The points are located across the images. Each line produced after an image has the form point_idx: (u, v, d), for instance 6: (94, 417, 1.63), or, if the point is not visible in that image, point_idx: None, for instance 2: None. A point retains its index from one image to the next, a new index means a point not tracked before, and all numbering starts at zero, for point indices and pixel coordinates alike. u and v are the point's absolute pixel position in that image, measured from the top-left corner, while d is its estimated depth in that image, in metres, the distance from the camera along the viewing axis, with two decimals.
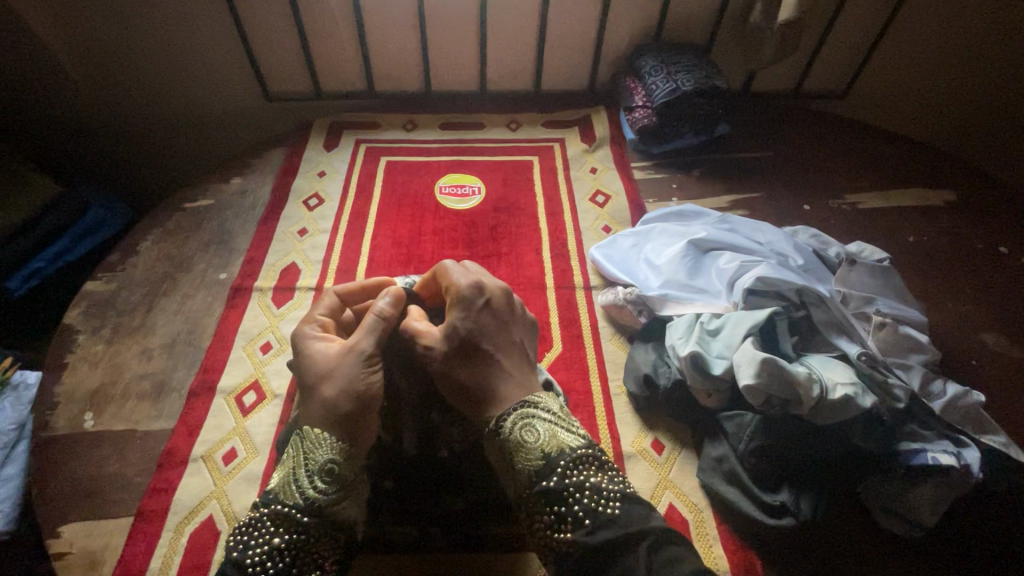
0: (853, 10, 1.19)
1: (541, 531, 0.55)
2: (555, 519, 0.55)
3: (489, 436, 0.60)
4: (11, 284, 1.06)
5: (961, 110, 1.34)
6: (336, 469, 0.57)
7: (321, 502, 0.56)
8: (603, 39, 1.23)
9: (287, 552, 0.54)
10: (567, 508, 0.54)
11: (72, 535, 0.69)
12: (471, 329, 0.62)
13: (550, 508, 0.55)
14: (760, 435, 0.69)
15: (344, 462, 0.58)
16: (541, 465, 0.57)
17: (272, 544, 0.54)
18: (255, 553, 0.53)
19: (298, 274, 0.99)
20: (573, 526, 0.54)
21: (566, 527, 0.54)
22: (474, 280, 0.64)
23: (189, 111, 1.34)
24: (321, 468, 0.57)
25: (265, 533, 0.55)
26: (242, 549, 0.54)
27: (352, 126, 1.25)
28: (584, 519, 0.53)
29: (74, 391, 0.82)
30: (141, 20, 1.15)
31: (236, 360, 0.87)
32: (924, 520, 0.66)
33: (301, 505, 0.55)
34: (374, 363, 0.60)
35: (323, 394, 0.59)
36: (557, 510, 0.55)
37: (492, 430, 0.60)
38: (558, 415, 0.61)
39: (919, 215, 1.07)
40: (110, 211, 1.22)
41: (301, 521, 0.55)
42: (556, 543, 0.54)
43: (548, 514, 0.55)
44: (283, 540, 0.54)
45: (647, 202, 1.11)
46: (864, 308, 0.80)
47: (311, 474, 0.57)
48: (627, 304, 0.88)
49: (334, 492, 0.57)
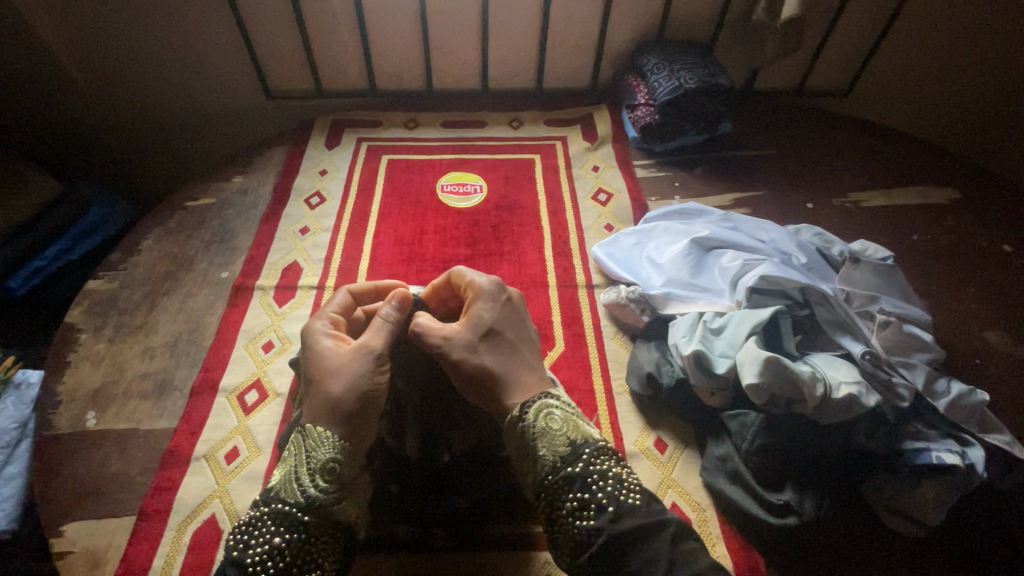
0: (856, 8, 1.19)
1: (561, 519, 0.56)
2: (576, 506, 0.55)
3: (510, 424, 0.60)
4: (12, 284, 1.06)
5: (963, 108, 1.34)
6: (336, 468, 0.57)
7: (321, 501, 0.56)
8: (605, 37, 1.23)
9: (286, 552, 0.54)
10: (590, 496, 0.55)
11: (74, 534, 0.69)
12: (494, 323, 0.64)
13: (572, 495, 0.55)
14: (763, 434, 0.69)
15: (345, 461, 0.57)
16: (565, 452, 0.58)
17: (272, 543, 0.54)
18: (256, 552, 0.53)
19: (300, 273, 0.99)
20: (596, 513, 0.54)
21: (589, 514, 0.54)
22: (494, 282, 0.67)
23: (191, 110, 1.34)
24: (322, 466, 0.57)
25: (265, 532, 0.55)
26: (241, 548, 0.54)
27: (353, 125, 1.25)
28: (607, 507, 0.54)
29: (76, 391, 0.82)
30: (143, 19, 1.15)
31: (238, 359, 0.87)
32: (929, 520, 0.66)
33: (302, 503, 0.55)
34: (382, 369, 0.60)
35: (328, 393, 0.58)
36: (579, 497, 0.55)
37: (514, 418, 0.60)
38: (573, 407, 0.62)
39: (922, 214, 1.07)
40: (110, 211, 1.21)
41: (301, 520, 0.55)
42: (577, 530, 0.54)
43: (571, 501, 0.55)
44: (282, 539, 0.54)
45: (649, 200, 1.10)
46: (868, 307, 0.79)
47: (312, 473, 0.56)
48: (629, 303, 0.88)
49: (334, 491, 0.57)
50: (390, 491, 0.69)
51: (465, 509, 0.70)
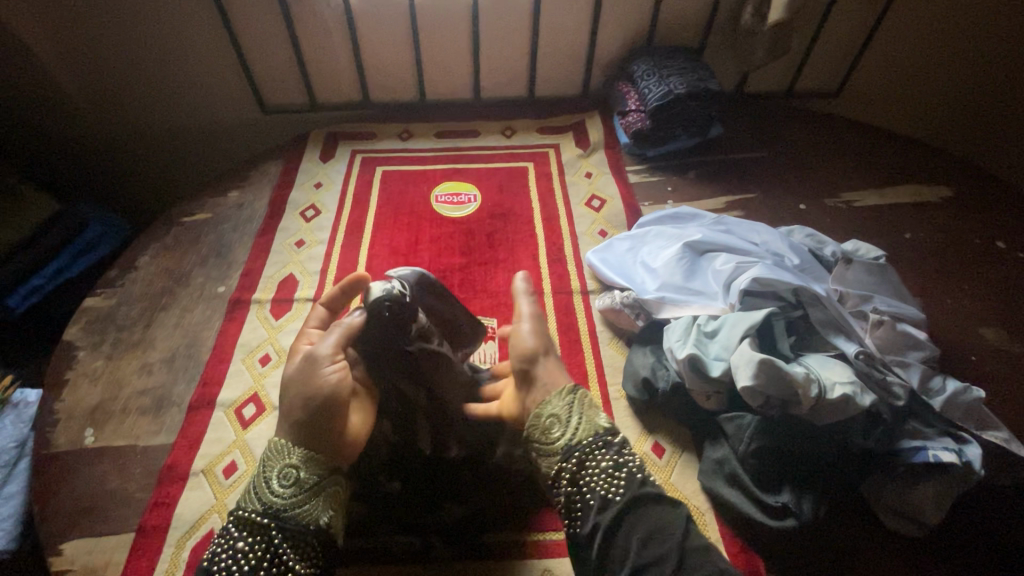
0: (844, 9, 1.19)
1: (588, 482, 0.55)
2: (610, 467, 0.55)
3: (538, 405, 0.61)
4: (11, 302, 1.07)
5: (949, 108, 1.36)
6: (294, 473, 0.58)
7: (278, 506, 0.57)
8: (594, 45, 1.24)
9: (251, 556, 0.55)
10: (624, 460, 0.56)
11: (73, 552, 0.69)
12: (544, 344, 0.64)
13: (605, 458, 0.56)
14: (760, 437, 0.69)
15: (305, 465, 0.59)
16: (610, 423, 0.59)
17: (237, 547, 0.55)
18: (221, 557, 0.55)
19: (296, 285, 0.99)
20: (627, 476, 0.55)
21: (620, 476, 0.55)
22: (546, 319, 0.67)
23: (186, 127, 1.35)
24: (281, 472, 0.59)
25: (229, 538, 0.56)
26: (211, 557, 0.56)
27: (349, 137, 1.26)
28: (635, 473, 0.55)
29: (74, 408, 0.82)
30: (137, 37, 1.16)
31: (235, 373, 0.87)
32: (927, 519, 0.66)
33: (260, 508, 0.57)
34: (338, 358, 0.61)
35: (315, 383, 0.60)
36: (612, 460, 0.56)
37: (547, 400, 0.60)
38: None
39: (915, 212, 1.07)
40: (107, 228, 1.21)
41: (259, 522, 0.56)
42: (604, 488, 0.54)
43: (603, 463, 0.56)
44: (245, 543, 0.56)
45: (643, 205, 1.11)
46: (861, 306, 0.80)
47: (270, 479, 0.59)
48: (624, 308, 0.89)
49: (292, 495, 0.57)
50: (391, 488, 0.68)
51: (460, 518, 0.70)
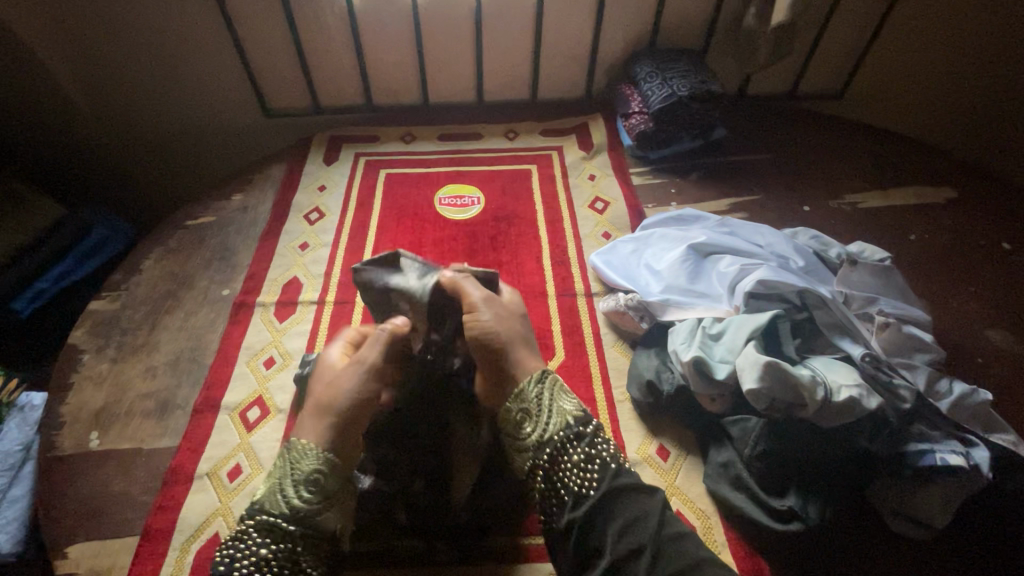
0: (847, 11, 1.19)
1: (563, 473, 0.62)
2: (583, 459, 0.62)
3: (511, 396, 0.66)
4: (17, 306, 1.07)
5: (953, 109, 1.35)
6: (320, 479, 0.60)
7: (305, 512, 0.59)
8: (597, 48, 1.24)
9: (274, 563, 0.57)
10: (596, 452, 0.62)
11: (78, 555, 0.69)
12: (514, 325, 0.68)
13: (579, 450, 0.63)
14: (766, 440, 0.68)
15: (330, 473, 0.60)
16: (577, 416, 0.65)
17: (260, 554, 0.57)
18: (242, 563, 0.56)
19: (300, 288, 0.99)
20: (600, 467, 0.61)
21: (594, 467, 0.61)
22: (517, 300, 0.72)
23: (190, 130, 1.35)
24: (308, 479, 0.60)
25: (251, 543, 0.57)
26: (230, 561, 0.56)
27: (352, 140, 1.26)
28: (610, 464, 0.62)
29: (79, 411, 0.82)
30: (142, 42, 1.17)
31: (239, 376, 0.87)
32: (935, 522, 0.65)
33: (286, 514, 0.58)
34: (381, 371, 0.63)
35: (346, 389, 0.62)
36: (585, 452, 0.63)
37: (520, 388, 0.65)
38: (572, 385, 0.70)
39: (920, 214, 1.07)
40: (113, 231, 1.23)
41: (285, 529, 0.58)
42: (578, 482, 0.61)
43: (577, 455, 0.62)
44: (269, 550, 0.57)
45: (646, 207, 1.11)
46: (866, 308, 0.79)
47: (296, 485, 0.59)
48: (628, 310, 0.88)
49: (318, 502, 0.60)
50: (400, 520, 0.69)
51: (468, 522, 0.69)
